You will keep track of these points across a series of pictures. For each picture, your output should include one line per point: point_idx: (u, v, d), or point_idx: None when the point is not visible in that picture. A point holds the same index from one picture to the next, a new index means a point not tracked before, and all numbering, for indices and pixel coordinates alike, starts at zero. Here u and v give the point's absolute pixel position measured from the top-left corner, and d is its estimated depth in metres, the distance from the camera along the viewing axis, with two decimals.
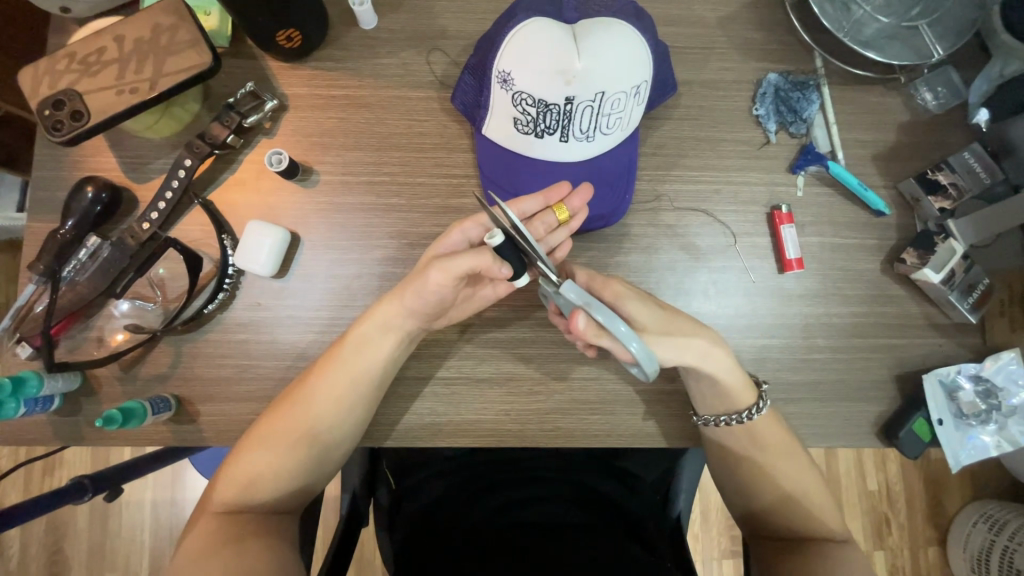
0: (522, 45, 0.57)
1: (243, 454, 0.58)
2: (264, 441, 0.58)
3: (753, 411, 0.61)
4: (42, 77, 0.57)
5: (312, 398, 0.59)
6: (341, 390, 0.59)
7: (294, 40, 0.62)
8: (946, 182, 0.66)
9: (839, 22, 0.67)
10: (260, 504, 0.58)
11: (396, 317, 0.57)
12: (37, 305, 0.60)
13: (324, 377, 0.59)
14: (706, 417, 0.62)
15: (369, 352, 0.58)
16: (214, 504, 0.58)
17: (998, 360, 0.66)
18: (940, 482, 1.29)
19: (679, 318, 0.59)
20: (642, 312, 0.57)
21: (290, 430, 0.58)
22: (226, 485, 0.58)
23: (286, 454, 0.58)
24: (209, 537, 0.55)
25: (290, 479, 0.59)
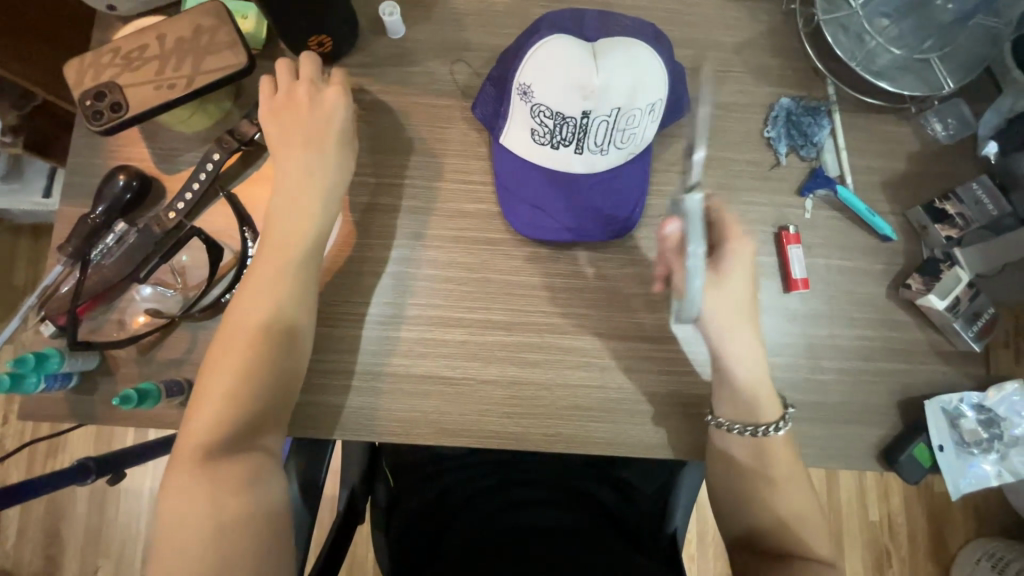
0: (543, 62, 0.61)
1: (198, 408, 0.55)
2: (222, 360, 0.56)
3: (772, 428, 0.62)
4: (86, 69, 0.60)
5: (256, 283, 0.59)
6: (279, 257, 0.60)
7: (325, 45, 0.66)
8: (953, 211, 0.67)
9: (852, 52, 0.69)
10: (229, 434, 0.54)
11: (313, 174, 0.61)
12: (63, 285, 0.63)
13: (266, 254, 0.60)
14: (722, 420, 0.63)
15: (294, 213, 0.61)
16: (183, 450, 0.52)
17: (1002, 390, 0.66)
18: (944, 517, 1.27)
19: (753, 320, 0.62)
20: (740, 284, 0.62)
21: (235, 328, 0.58)
22: (196, 425, 0.54)
23: (248, 361, 0.56)
24: (192, 476, 0.50)
25: (255, 394, 0.56)
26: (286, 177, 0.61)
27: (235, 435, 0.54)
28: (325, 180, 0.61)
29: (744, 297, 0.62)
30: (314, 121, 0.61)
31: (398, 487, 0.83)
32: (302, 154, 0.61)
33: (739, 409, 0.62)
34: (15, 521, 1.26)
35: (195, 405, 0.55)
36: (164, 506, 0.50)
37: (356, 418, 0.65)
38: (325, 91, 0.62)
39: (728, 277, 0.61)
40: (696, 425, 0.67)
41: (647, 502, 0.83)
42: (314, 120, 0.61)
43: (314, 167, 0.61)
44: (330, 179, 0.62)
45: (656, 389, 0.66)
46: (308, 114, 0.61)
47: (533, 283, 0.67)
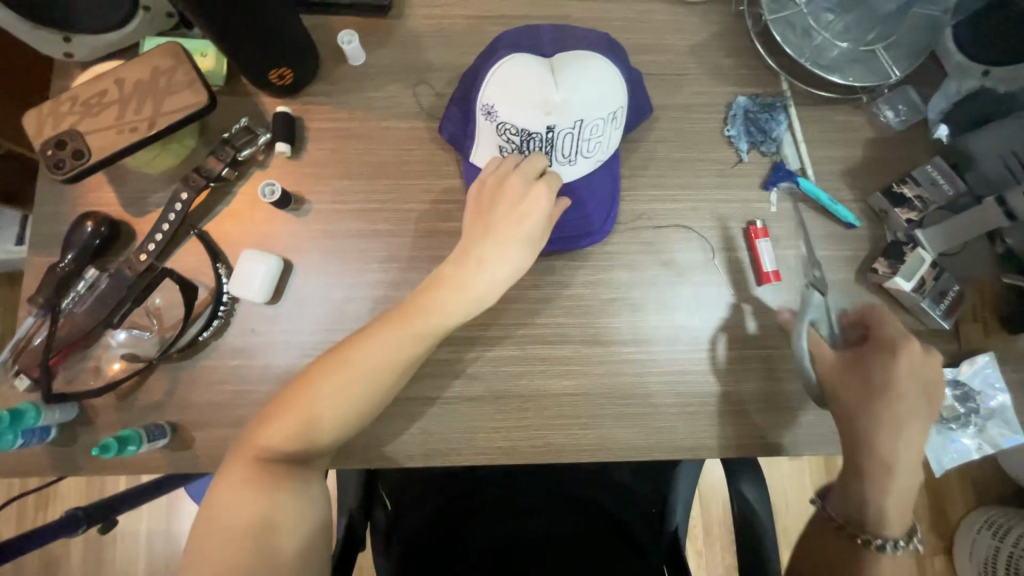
0: (502, 80, 0.61)
1: (274, 422, 0.54)
2: (313, 392, 0.55)
3: (900, 545, 0.56)
4: (46, 118, 0.59)
5: (387, 343, 0.57)
6: (406, 340, 0.58)
7: (286, 77, 0.66)
8: (911, 195, 0.69)
9: (801, 48, 0.71)
10: (295, 462, 0.54)
11: (495, 264, 0.60)
12: (35, 337, 0.62)
13: (400, 326, 0.58)
14: (887, 538, 0.56)
15: (463, 301, 0.59)
16: (247, 452, 0.53)
17: (974, 364, 0.68)
18: (941, 490, 1.29)
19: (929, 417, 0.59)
20: (903, 365, 0.60)
21: (349, 375, 0.56)
22: (271, 436, 0.54)
23: (340, 406, 0.55)
24: (241, 489, 0.51)
25: (327, 439, 0.56)
26: (458, 264, 0.60)
27: (294, 465, 0.54)
28: (492, 280, 0.60)
29: (904, 367, 0.60)
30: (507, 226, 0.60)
31: (395, 508, 0.82)
32: (496, 239, 0.61)
33: (858, 509, 0.58)
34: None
35: (277, 415, 0.54)
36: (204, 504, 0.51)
37: (347, 446, 0.65)
38: (530, 196, 0.61)
39: (887, 373, 0.60)
40: (684, 424, 0.67)
41: (644, 503, 0.83)
42: (512, 219, 0.60)
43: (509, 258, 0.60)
44: (502, 280, 0.60)
45: (641, 391, 0.67)
46: (506, 217, 0.60)
47: (512, 296, 0.68)
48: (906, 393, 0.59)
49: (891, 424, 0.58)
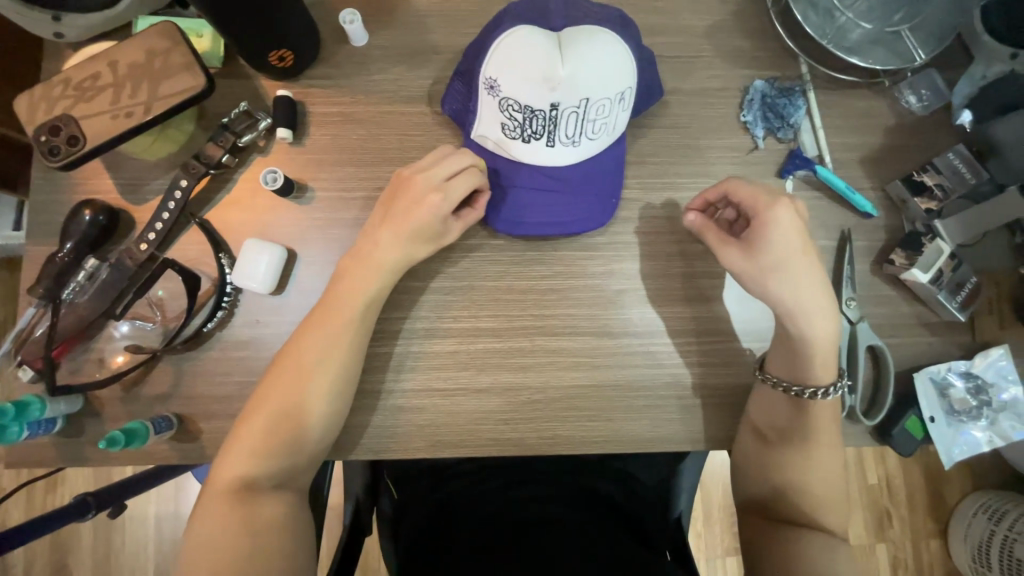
0: (508, 55, 0.58)
1: (234, 450, 0.58)
2: (262, 415, 0.59)
3: (827, 391, 0.61)
4: (37, 103, 0.57)
5: (312, 353, 0.60)
6: (319, 357, 0.60)
7: (286, 60, 0.63)
8: (931, 183, 0.68)
9: (823, 28, 0.68)
10: (266, 479, 0.59)
11: (360, 287, 0.61)
12: (37, 327, 0.61)
13: (317, 340, 0.60)
14: (775, 377, 0.63)
15: (374, 283, 0.61)
16: (217, 485, 0.58)
17: (988, 357, 0.67)
18: (939, 475, 1.30)
19: (812, 259, 0.60)
20: (779, 249, 0.59)
21: (295, 391, 0.59)
22: (233, 465, 0.58)
23: (290, 419, 0.59)
24: (218, 521, 0.55)
25: (291, 450, 0.59)
26: (367, 257, 0.61)
27: (264, 485, 0.58)
28: (373, 294, 0.61)
29: (793, 252, 0.59)
30: (411, 230, 0.60)
31: (402, 496, 0.83)
32: (394, 233, 0.60)
33: (792, 368, 0.62)
34: (20, 560, 1.24)
35: (232, 443, 0.58)
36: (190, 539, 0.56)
37: (356, 437, 0.65)
38: (439, 218, 0.60)
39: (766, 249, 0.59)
40: (694, 415, 0.67)
41: (647, 492, 0.84)
42: (411, 218, 0.60)
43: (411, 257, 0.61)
44: (378, 291, 0.61)
45: (650, 384, 0.66)
46: (411, 217, 0.60)
47: (520, 286, 0.67)
48: (785, 257, 0.59)
49: (812, 308, 0.59)
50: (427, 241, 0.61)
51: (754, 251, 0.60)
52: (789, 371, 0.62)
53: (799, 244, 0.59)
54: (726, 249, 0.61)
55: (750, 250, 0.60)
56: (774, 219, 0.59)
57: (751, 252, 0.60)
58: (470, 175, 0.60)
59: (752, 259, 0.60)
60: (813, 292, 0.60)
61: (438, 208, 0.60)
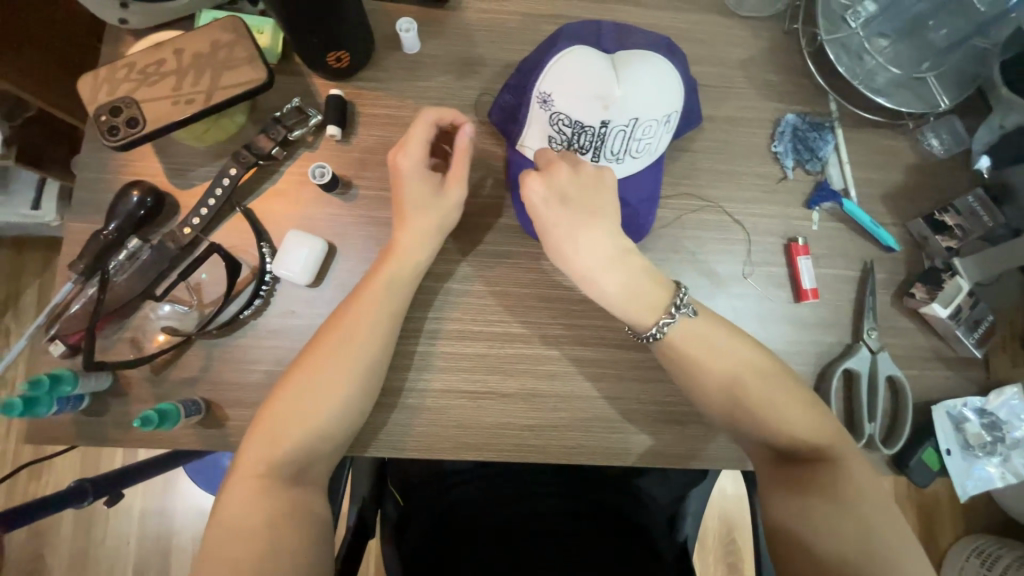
0: (564, 72, 0.60)
1: (257, 437, 0.58)
2: (286, 399, 0.59)
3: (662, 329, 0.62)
4: (101, 84, 0.59)
5: (337, 340, 0.60)
6: (345, 342, 0.60)
7: (343, 61, 0.65)
8: (952, 223, 0.70)
9: (853, 70, 0.71)
10: (291, 469, 0.58)
11: (387, 271, 0.62)
12: (73, 304, 0.61)
13: (343, 324, 0.60)
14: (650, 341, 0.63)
15: (404, 273, 0.62)
16: (241, 471, 0.57)
17: (1002, 394, 0.69)
18: (934, 514, 1.30)
19: (601, 238, 0.62)
20: (562, 215, 0.61)
21: (317, 376, 0.59)
22: (255, 450, 0.57)
23: (315, 405, 0.59)
24: (244, 515, 0.54)
25: (317, 438, 0.59)
26: (396, 247, 0.63)
27: (288, 477, 0.57)
28: (398, 276, 0.62)
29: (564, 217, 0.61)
30: (410, 194, 0.63)
31: (407, 504, 0.82)
32: (410, 220, 0.62)
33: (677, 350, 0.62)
34: None
35: (256, 429, 0.58)
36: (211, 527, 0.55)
37: (380, 435, 0.64)
38: (422, 175, 0.63)
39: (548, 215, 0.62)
40: (715, 433, 0.68)
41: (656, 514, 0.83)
42: (410, 189, 0.63)
43: (443, 222, 0.63)
44: (404, 275, 0.62)
45: (675, 399, 0.67)
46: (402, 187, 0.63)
47: (552, 295, 0.68)
48: (556, 224, 0.61)
49: (583, 268, 0.62)
50: (430, 203, 0.63)
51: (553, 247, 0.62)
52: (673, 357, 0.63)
53: (565, 224, 0.61)
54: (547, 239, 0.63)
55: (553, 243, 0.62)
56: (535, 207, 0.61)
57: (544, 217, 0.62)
58: (423, 123, 0.62)
59: (557, 253, 0.63)
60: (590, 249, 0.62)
61: (415, 166, 0.62)
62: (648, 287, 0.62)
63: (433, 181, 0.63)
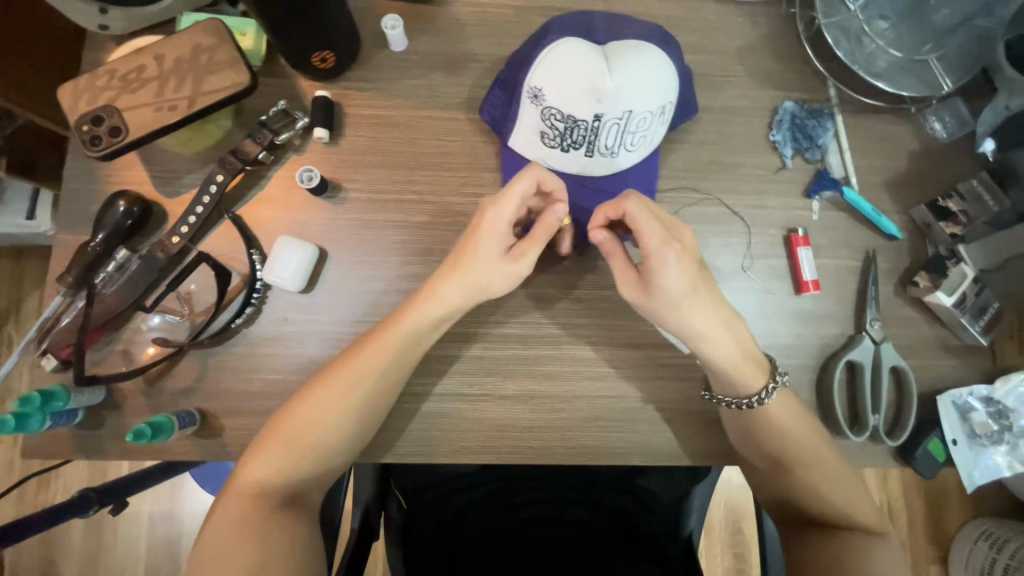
0: (554, 66, 0.59)
1: (258, 457, 0.57)
2: (295, 427, 0.57)
3: (764, 395, 0.61)
4: (81, 92, 0.57)
5: (356, 378, 0.58)
6: (361, 381, 0.58)
7: (328, 61, 0.64)
8: (956, 209, 0.69)
9: (852, 54, 0.69)
10: (286, 484, 0.57)
11: (410, 312, 0.59)
12: (63, 317, 0.60)
13: (359, 362, 0.58)
14: (718, 395, 0.63)
15: (436, 316, 0.59)
16: (238, 486, 0.56)
17: (1009, 382, 0.67)
18: (941, 499, 1.29)
19: (707, 296, 0.58)
20: (675, 282, 0.56)
21: (329, 409, 0.58)
22: (257, 470, 0.56)
23: (322, 437, 0.58)
24: (234, 529, 0.54)
25: (317, 458, 0.58)
26: (432, 293, 0.59)
27: (282, 492, 0.57)
28: (425, 324, 0.59)
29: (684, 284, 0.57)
30: (474, 253, 0.58)
31: (411, 506, 0.81)
32: (459, 276, 0.59)
33: (722, 382, 0.62)
34: (9, 556, 1.21)
35: (262, 450, 0.57)
36: (204, 538, 0.55)
37: (381, 440, 0.64)
38: (494, 236, 0.58)
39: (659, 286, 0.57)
40: (718, 430, 0.67)
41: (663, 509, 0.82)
42: (478, 252, 0.58)
43: (487, 288, 0.59)
44: (429, 321, 0.59)
45: (676, 396, 0.66)
46: (469, 247, 0.59)
47: (548, 294, 0.67)
48: (677, 296, 0.57)
49: (689, 334, 0.59)
50: (486, 263, 0.58)
51: (648, 292, 0.58)
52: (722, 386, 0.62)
53: (690, 284, 0.57)
54: (626, 282, 0.59)
55: (646, 288, 0.58)
56: (664, 266, 0.55)
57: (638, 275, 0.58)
58: (525, 182, 0.56)
59: (649, 297, 0.58)
60: (696, 317, 0.58)
61: (500, 227, 0.58)
62: (757, 349, 0.62)
63: (500, 247, 0.59)
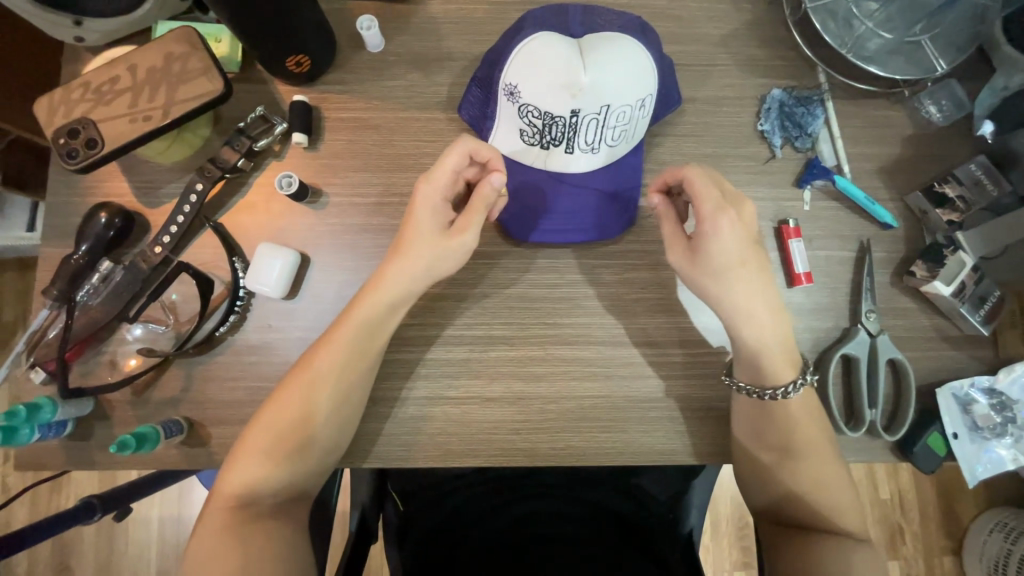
0: (529, 62, 0.58)
1: (237, 466, 0.57)
2: (261, 433, 0.58)
3: (790, 389, 0.60)
4: (57, 106, 0.58)
5: (319, 374, 0.59)
6: (320, 376, 0.59)
7: (303, 65, 0.63)
8: (953, 194, 0.66)
9: (841, 38, 0.67)
10: (270, 492, 0.58)
11: (361, 305, 0.59)
12: (49, 330, 0.61)
13: (320, 359, 0.59)
14: (736, 379, 0.63)
15: (389, 303, 0.60)
16: (217, 499, 0.57)
17: (1012, 372, 0.65)
18: (954, 491, 1.26)
19: (757, 269, 0.59)
20: (732, 247, 0.58)
21: (299, 409, 0.58)
22: (232, 481, 0.57)
23: (297, 438, 0.58)
24: (222, 535, 0.55)
25: (294, 463, 0.58)
26: (381, 279, 0.59)
27: (268, 499, 0.58)
28: (376, 313, 0.60)
29: (743, 249, 0.59)
30: (416, 230, 0.59)
31: (408, 509, 0.80)
32: (405, 258, 0.59)
33: (751, 370, 0.61)
34: (21, 563, 1.22)
35: (234, 461, 0.57)
36: (192, 549, 0.55)
37: (368, 445, 0.64)
38: (432, 210, 0.59)
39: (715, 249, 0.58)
40: (709, 427, 0.65)
41: (660, 508, 0.81)
42: (417, 228, 0.59)
43: (434, 266, 0.59)
44: (383, 311, 0.60)
45: (665, 394, 0.65)
46: (410, 222, 0.60)
47: (532, 293, 0.66)
48: (730, 266, 0.58)
49: (735, 307, 0.59)
50: (428, 240, 0.59)
51: (695, 256, 0.59)
52: (753, 375, 0.61)
53: (740, 250, 0.58)
54: (674, 248, 0.60)
55: (693, 254, 0.59)
56: (714, 229, 0.58)
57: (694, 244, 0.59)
58: (455, 154, 0.58)
59: (693, 262, 0.59)
60: (749, 287, 0.59)
61: (434, 200, 0.59)
62: (794, 344, 0.62)
63: (442, 223, 0.60)
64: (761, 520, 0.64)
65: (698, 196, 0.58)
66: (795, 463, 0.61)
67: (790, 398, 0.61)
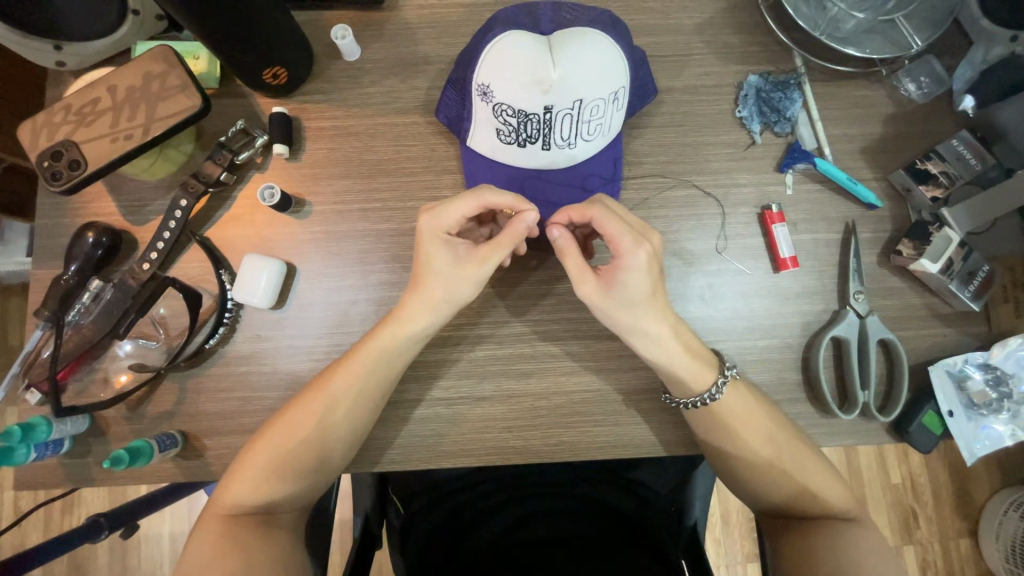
0: (500, 60, 0.58)
1: (233, 482, 0.58)
2: (265, 450, 0.58)
3: (714, 391, 0.60)
4: (40, 129, 0.59)
5: (328, 401, 0.59)
6: (337, 403, 0.59)
7: (280, 76, 0.64)
8: (936, 170, 0.66)
9: (815, 21, 0.68)
10: (264, 503, 0.58)
11: (384, 336, 0.60)
12: (44, 350, 0.62)
13: (332, 388, 0.59)
14: (677, 399, 0.62)
15: (410, 336, 0.60)
16: (216, 508, 0.58)
17: (1006, 347, 0.65)
18: (967, 472, 1.24)
19: (661, 299, 0.59)
20: (641, 282, 0.57)
21: (305, 434, 0.59)
22: (233, 494, 0.57)
23: (300, 458, 0.59)
24: (216, 544, 0.55)
25: (297, 476, 0.59)
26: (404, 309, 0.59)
27: (263, 509, 0.58)
28: (396, 348, 0.60)
29: (650, 288, 0.58)
30: (434, 259, 0.58)
31: (408, 512, 0.80)
32: (424, 291, 0.59)
33: (671, 381, 0.61)
34: None
35: (236, 474, 0.58)
36: (185, 562, 0.55)
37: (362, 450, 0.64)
38: (449, 251, 0.58)
39: (621, 286, 0.57)
40: None
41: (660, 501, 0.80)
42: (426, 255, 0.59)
43: (452, 295, 0.59)
44: (408, 344, 0.60)
45: (656, 385, 0.65)
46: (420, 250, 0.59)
47: (521, 290, 0.66)
48: (637, 300, 0.57)
49: (647, 336, 0.58)
50: (448, 279, 0.58)
51: (608, 287, 0.57)
52: (676, 385, 0.61)
53: (649, 285, 0.58)
54: (584, 280, 0.57)
55: (603, 286, 0.57)
56: (628, 263, 0.57)
57: (607, 280, 0.58)
58: (472, 199, 0.57)
59: (606, 294, 0.57)
60: (648, 319, 0.58)
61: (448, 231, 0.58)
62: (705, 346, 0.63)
63: (451, 252, 0.58)
64: (761, 513, 0.64)
65: (614, 232, 0.56)
66: (789, 449, 0.60)
67: (722, 397, 0.60)
